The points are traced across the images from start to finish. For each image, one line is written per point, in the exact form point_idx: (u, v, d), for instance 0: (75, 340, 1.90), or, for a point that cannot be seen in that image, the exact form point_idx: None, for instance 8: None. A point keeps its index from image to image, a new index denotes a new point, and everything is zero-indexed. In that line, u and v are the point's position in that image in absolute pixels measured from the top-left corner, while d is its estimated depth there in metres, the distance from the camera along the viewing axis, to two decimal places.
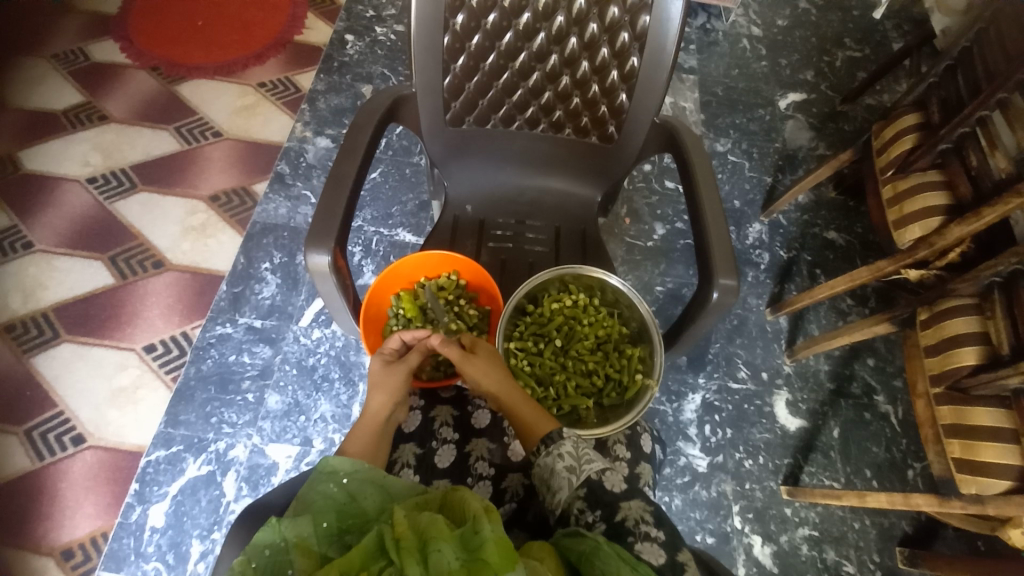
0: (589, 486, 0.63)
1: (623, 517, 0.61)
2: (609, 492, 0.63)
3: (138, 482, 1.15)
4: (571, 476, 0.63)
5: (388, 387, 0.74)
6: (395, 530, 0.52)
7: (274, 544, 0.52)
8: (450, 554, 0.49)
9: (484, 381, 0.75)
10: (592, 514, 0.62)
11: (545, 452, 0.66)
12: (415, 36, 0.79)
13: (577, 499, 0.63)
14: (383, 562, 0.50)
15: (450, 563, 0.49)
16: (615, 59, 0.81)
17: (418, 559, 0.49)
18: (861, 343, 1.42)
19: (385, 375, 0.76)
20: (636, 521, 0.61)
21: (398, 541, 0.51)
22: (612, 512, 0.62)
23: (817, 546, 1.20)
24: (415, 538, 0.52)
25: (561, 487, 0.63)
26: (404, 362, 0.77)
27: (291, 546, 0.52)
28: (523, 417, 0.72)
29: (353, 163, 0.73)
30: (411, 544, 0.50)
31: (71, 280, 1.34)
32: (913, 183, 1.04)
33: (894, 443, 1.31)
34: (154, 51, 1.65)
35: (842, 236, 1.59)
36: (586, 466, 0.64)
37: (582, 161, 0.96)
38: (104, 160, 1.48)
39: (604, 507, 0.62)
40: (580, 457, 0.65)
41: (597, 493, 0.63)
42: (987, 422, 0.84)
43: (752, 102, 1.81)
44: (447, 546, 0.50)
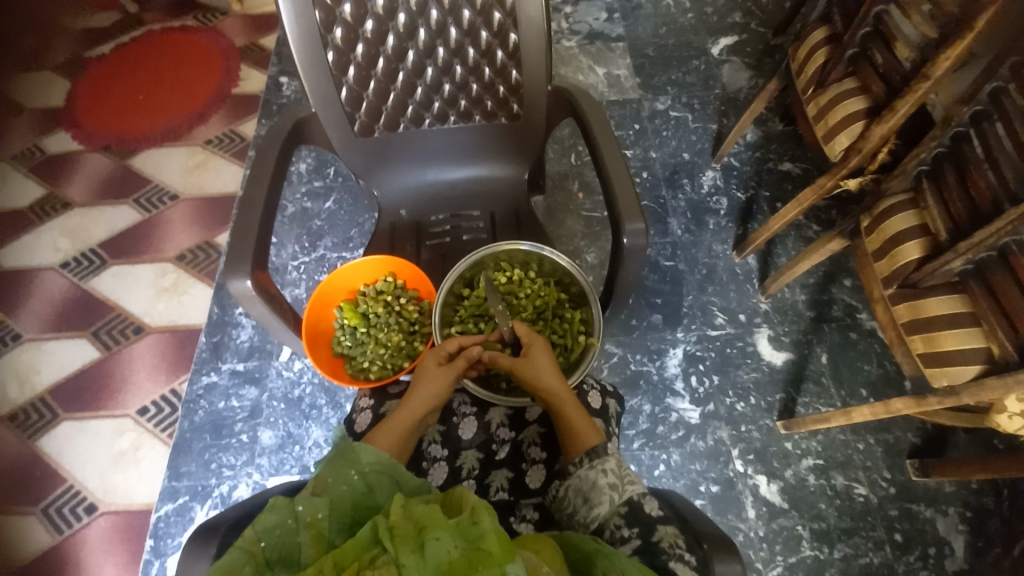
0: (629, 505, 0.63)
1: (659, 539, 0.58)
2: (648, 514, 0.62)
3: (151, 538, 1.19)
4: (613, 493, 0.64)
5: (430, 384, 0.73)
6: (390, 520, 0.53)
7: (285, 524, 0.54)
8: (449, 543, 0.51)
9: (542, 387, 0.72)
10: (628, 530, 0.61)
11: (587, 466, 0.68)
12: (300, 58, 0.82)
13: (615, 515, 0.63)
14: (377, 551, 0.50)
15: (449, 552, 0.50)
16: (497, 38, 0.83)
17: (415, 546, 0.50)
18: (834, 266, 1.40)
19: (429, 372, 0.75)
20: (671, 542, 0.58)
21: (392, 529, 0.51)
22: (649, 531, 0.60)
23: (824, 474, 1.18)
24: (412, 527, 0.52)
25: (601, 502, 0.64)
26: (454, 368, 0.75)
27: (303, 526, 0.54)
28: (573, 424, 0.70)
29: (262, 187, 0.76)
30: (406, 533, 0.51)
31: (60, 361, 1.39)
32: (832, 94, 1.04)
33: (885, 358, 1.29)
34: (103, 131, 1.72)
35: (798, 165, 1.58)
36: (628, 486, 0.65)
37: (499, 144, 0.98)
38: (73, 243, 1.55)
39: (642, 525, 0.61)
40: (623, 477, 0.66)
41: (638, 512, 0.62)
42: (944, 311, 0.83)
43: (685, 56, 1.82)
44: (445, 536, 0.52)
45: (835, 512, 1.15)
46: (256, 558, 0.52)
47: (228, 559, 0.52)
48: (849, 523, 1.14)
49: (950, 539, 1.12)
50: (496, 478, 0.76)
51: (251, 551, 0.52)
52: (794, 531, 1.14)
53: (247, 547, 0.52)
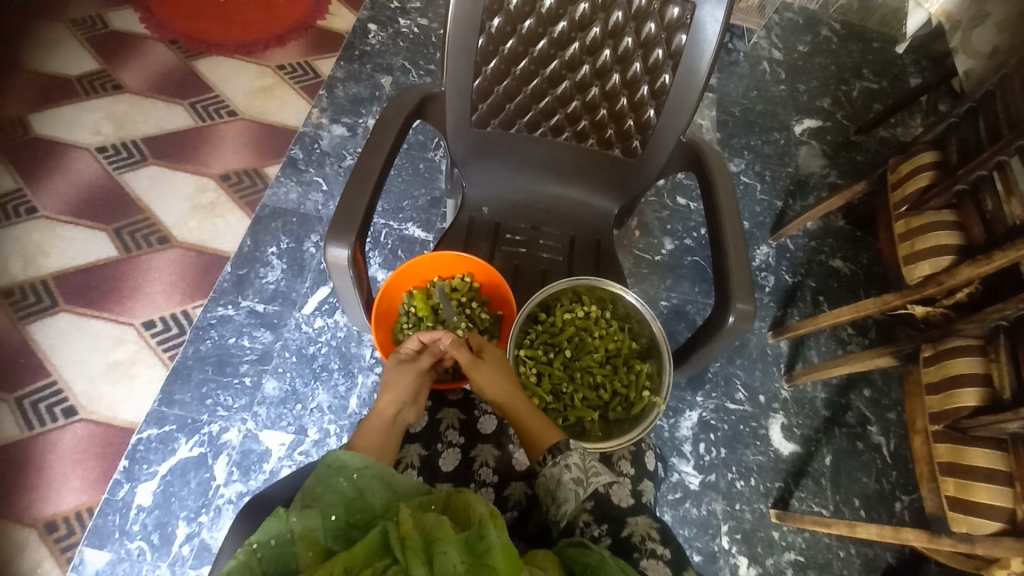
0: (596, 500, 0.66)
1: (629, 534, 0.64)
2: (616, 506, 0.66)
3: (127, 459, 1.14)
4: (578, 489, 0.65)
5: (398, 385, 0.77)
6: (400, 529, 0.53)
7: (280, 535, 0.54)
8: (456, 557, 0.51)
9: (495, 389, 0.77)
10: (598, 528, 0.64)
11: (551, 463, 0.68)
12: (449, 35, 0.78)
13: (584, 512, 0.65)
14: (387, 561, 0.51)
15: (456, 565, 0.50)
16: (647, 74, 0.81)
17: (424, 560, 0.50)
18: (858, 373, 1.42)
19: (398, 374, 0.79)
20: (642, 537, 0.63)
21: (404, 539, 0.51)
22: (618, 526, 0.64)
23: (802, 571, 1.21)
24: (421, 538, 0.52)
25: (568, 500, 0.65)
26: (416, 364, 0.80)
27: (297, 537, 0.54)
28: (529, 428, 0.74)
29: (379, 158, 0.72)
30: (417, 544, 0.51)
31: (73, 249, 1.32)
32: (927, 221, 1.05)
33: (884, 475, 1.32)
34: (174, 24, 1.63)
35: (848, 265, 1.60)
36: (593, 479, 0.66)
37: (605, 173, 0.95)
38: (116, 130, 1.47)
39: (611, 521, 0.65)
40: (588, 470, 0.67)
41: (604, 508, 0.65)
42: (984, 464, 0.85)
43: (768, 125, 1.82)
44: (452, 549, 0.51)
45: None
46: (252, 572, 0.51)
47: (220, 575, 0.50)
48: None
49: None
50: None
51: (247, 564, 0.51)
52: None
53: (241, 559, 0.51)
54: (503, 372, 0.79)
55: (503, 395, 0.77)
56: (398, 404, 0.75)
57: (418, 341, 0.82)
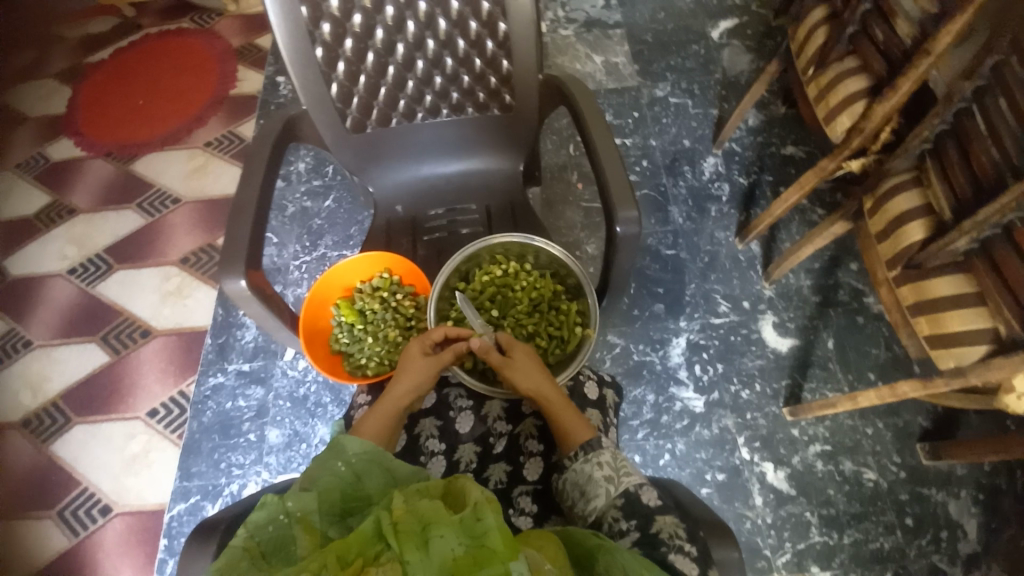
0: (625, 497, 0.63)
1: (658, 530, 0.60)
2: (645, 504, 0.62)
3: (165, 537, 1.21)
4: (609, 485, 0.65)
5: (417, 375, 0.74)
6: (393, 514, 0.54)
7: (277, 520, 0.56)
8: (453, 540, 0.53)
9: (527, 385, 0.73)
10: (626, 523, 0.61)
11: (582, 459, 0.68)
12: (288, 55, 0.81)
13: (612, 508, 0.63)
14: (382, 547, 0.53)
15: (453, 549, 0.52)
16: (487, 28, 0.82)
17: (420, 542, 0.52)
18: (839, 249, 1.38)
19: (418, 362, 0.76)
20: (670, 533, 0.59)
21: (397, 525, 0.53)
22: (647, 522, 0.61)
23: (832, 460, 1.17)
24: (418, 523, 0.54)
25: (598, 495, 0.65)
26: (441, 358, 0.76)
27: (295, 520, 0.56)
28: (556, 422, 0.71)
29: (255, 188, 0.76)
30: (411, 529, 0.53)
31: (71, 366, 1.42)
32: (834, 74, 1.02)
33: (894, 341, 1.27)
34: (105, 138, 1.73)
35: (801, 148, 1.55)
36: (624, 477, 0.65)
37: (492, 136, 0.97)
38: (79, 250, 1.57)
39: (640, 517, 0.61)
40: (619, 469, 0.66)
41: (635, 504, 0.62)
42: (947, 292, 0.81)
43: (684, 40, 1.79)
44: (449, 532, 0.53)
45: (844, 498, 1.14)
46: (251, 552, 0.55)
47: (224, 557, 0.54)
48: (859, 508, 1.13)
49: (963, 522, 1.11)
50: (495, 472, 0.75)
51: (245, 547, 0.55)
52: (803, 517, 1.13)
53: (241, 545, 0.55)
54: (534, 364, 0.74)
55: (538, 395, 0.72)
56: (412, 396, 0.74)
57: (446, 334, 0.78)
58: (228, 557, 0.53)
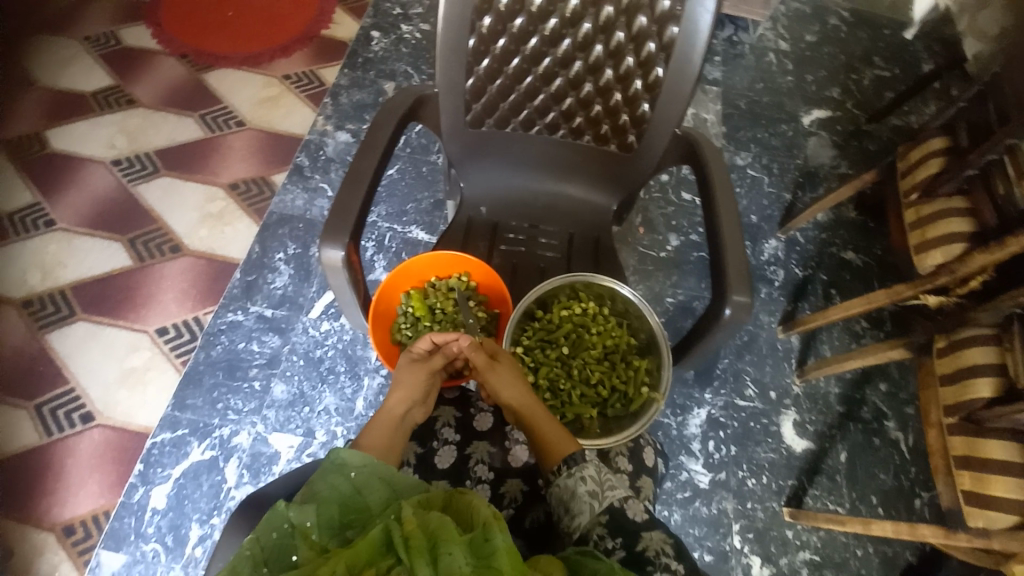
0: (611, 513, 0.62)
1: (644, 548, 0.59)
2: (631, 520, 0.62)
3: (142, 463, 1.17)
4: (593, 501, 0.63)
5: (409, 385, 0.77)
6: (403, 527, 0.53)
7: (281, 527, 0.55)
8: (461, 559, 0.51)
9: (510, 392, 0.76)
10: (613, 541, 0.60)
11: (566, 473, 0.67)
12: (440, 36, 0.79)
13: (598, 525, 0.62)
14: (391, 560, 0.50)
15: (461, 567, 0.50)
16: (640, 68, 0.81)
17: (429, 560, 0.50)
18: (873, 367, 1.38)
19: (408, 373, 0.79)
20: (657, 551, 0.59)
21: (408, 539, 0.51)
22: (634, 540, 0.60)
23: (817, 571, 1.18)
24: (426, 538, 0.52)
25: (582, 512, 0.63)
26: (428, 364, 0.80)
27: (297, 532, 0.54)
28: (544, 435, 0.73)
29: (372, 159, 0.73)
30: (421, 544, 0.51)
31: (90, 260, 1.37)
32: (938, 208, 1.02)
33: (903, 471, 1.28)
34: (184, 39, 1.68)
35: (860, 257, 1.56)
36: (608, 492, 0.64)
37: (601, 170, 0.95)
38: (129, 144, 1.51)
39: (626, 535, 0.61)
40: (603, 483, 0.65)
41: (620, 520, 0.62)
42: (999, 456, 0.82)
43: (775, 117, 1.79)
44: (458, 550, 0.51)
45: None
46: (253, 559, 0.53)
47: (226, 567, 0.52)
48: None
49: None
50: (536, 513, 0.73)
51: (251, 556, 0.53)
52: None
53: (244, 555, 0.53)
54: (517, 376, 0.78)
55: (519, 403, 0.76)
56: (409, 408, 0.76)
57: (432, 341, 0.83)
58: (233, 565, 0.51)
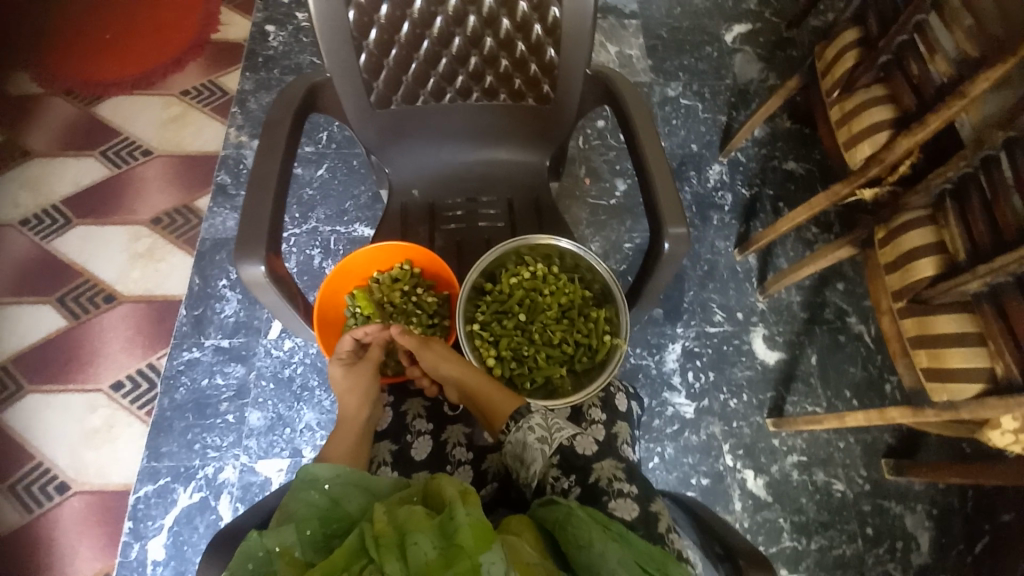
0: (561, 453, 0.67)
1: (596, 478, 0.65)
2: (580, 455, 0.67)
3: (130, 519, 1.13)
4: (544, 447, 0.67)
5: (357, 389, 0.76)
6: (374, 527, 0.51)
7: (256, 557, 0.52)
8: (428, 544, 0.49)
9: (449, 367, 0.76)
10: (568, 480, 0.66)
11: (515, 428, 0.70)
12: (317, 16, 0.74)
13: (552, 467, 0.67)
14: (363, 561, 0.49)
15: (428, 554, 0.49)
16: (535, 12, 0.77)
17: (397, 552, 0.49)
18: (829, 269, 1.43)
19: (352, 377, 0.77)
20: (608, 479, 0.65)
21: (377, 538, 0.50)
22: (585, 474, 0.66)
23: (807, 470, 1.24)
24: (395, 533, 0.51)
25: (535, 459, 0.67)
26: (365, 362, 0.79)
27: (274, 556, 0.51)
28: (489, 399, 0.74)
29: (275, 161, 0.69)
30: (390, 540, 0.50)
31: (21, 329, 1.28)
32: (860, 101, 1.03)
33: (870, 361, 1.34)
34: (64, 73, 1.54)
35: (801, 165, 1.58)
36: (556, 435, 0.69)
37: (526, 128, 0.92)
38: (32, 198, 1.40)
39: (578, 470, 0.66)
40: (551, 428, 0.69)
41: (571, 458, 0.67)
42: (952, 329, 0.85)
43: (697, 41, 1.77)
44: (424, 538, 0.50)
45: (814, 506, 1.21)
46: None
47: None
48: (826, 517, 1.21)
49: (917, 534, 1.21)
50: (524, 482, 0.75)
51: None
52: (776, 522, 1.20)
53: None
54: (451, 349, 0.78)
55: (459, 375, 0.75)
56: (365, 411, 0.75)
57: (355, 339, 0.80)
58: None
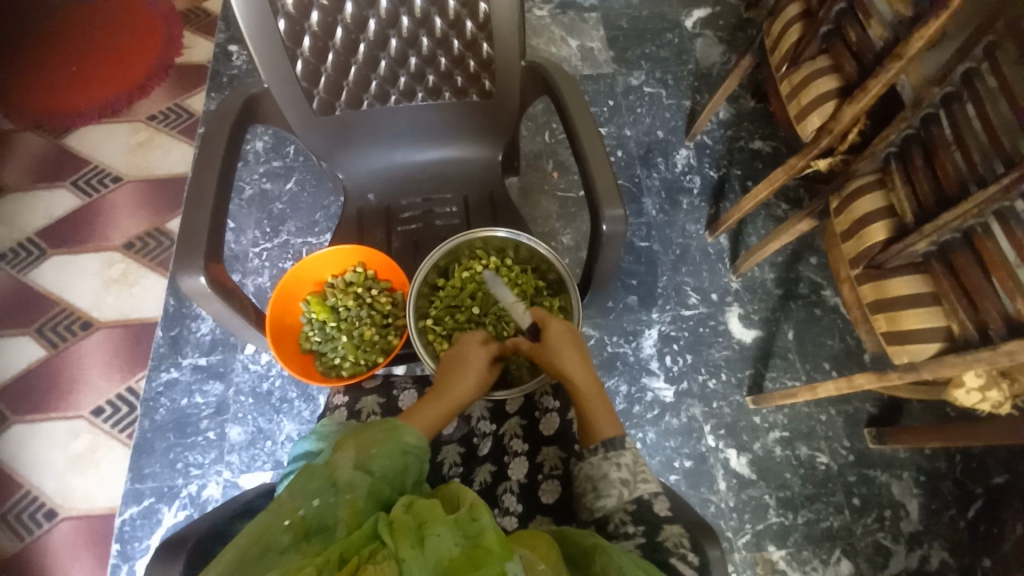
0: (637, 503, 0.62)
1: (664, 539, 0.59)
2: (656, 512, 0.61)
3: (117, 542, 1.14)
4: (623, 488, 0.64)
5: (469, 365, 0.72)
6: (392, 515, 0.52)
7: (323, 497, 0.54)
8: (449, 539, 0.49)
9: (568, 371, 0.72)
10: (633, 527, 0.61)
11: (602, 456, 0.66)
12: (246, 27, 0.75)
13: (622, 510, 0.63)
14: (375, 545, 0.49)
15: (449, 548, 0.48)
16: (466, 8, 0.78)
17: (415, 540, 0.48)
18: (801, 244, 1.43)
19: (467, 353, 0.74)
20: (675, 543, 0.58)
21: (393, 522, 0.50)
22: (654, 531, 0.60)
23: (789, 445, 1.23)
24: (413, 522, 0.51)
25: (609, 495, 0.64)
26: (481, 348, 0.75)
27: (341, 501, 0.54)
28: (588, 413, 0.70)
29: (213, 173, 0.69)
30: (407, 528, 0.50)
31: (0, 362, 1.29)
32: (806, 73, 1.04)
33: (847, 332, 1.34)
34: (31, 108, 1.56)
35: (768, 143, 1.59)
36: (640, 483, 0.64)
37: (473, 123, 0.93)
38: (6, 232, 1.42)
39: (648, 524, 0.61)
40: (636, 473, 0.65)
41: (644, 510, 0.62)
42: (906, 291, 0.85)
43: (658, 29, 1.78)
44: (445, 530, 0.50)
45: (799, 480, 1.21)
46: (255, 545, 0.50)
47: (262, 520, 0.52)
48: (812, 490, 1.20)
49: (905, 502, 1.20)
50: (479, 473, 0.75)
51: (252, 537, 0.50)
52: (761, 499, 1.20)
53: (286, 511, 0.52)
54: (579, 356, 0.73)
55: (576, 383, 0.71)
56: (472, 390, 0.71)
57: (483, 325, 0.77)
58: (267, 519, 0.51)
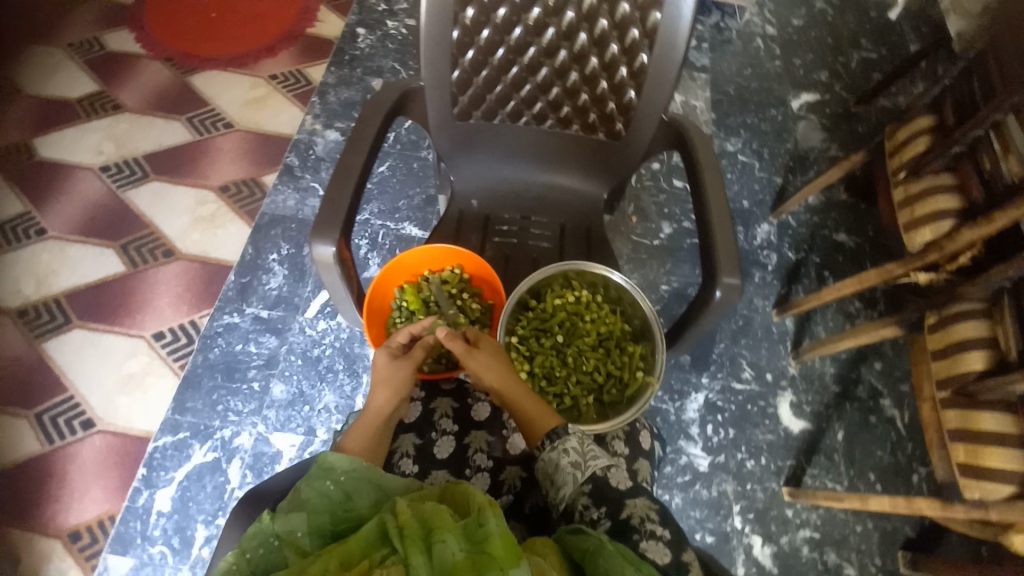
0: (594, 483, 0.64)
1: (629, 515, 0.62)
2: (614, 489, 0.64)
3: (145, 467, 1.17)
4: (576, 473, 0.65)
5: (392, 381, 0.76)
6: (398, 518, 0.51)
7: (268, 540, 0.52)
8: (455, 545, 0.49)
9: (488, 375, 0.77)
10: (597, 511, 0.63)
11: (550, 447, 0.68)
12: (424, 29, 0.79)
13: (581, 495, 0.64)
14: (385, 551, 0.49)
15: (455, 554, 0.48)
16: (625, 55, 0.81)
17: (422, 547, 0.48)
18: (868, 346, 1.40)
19: (393, 369, 0.77)
20: (641, 518, 0.62)
21: (402, 529, 0.49)
22: (618, 509, 0.63)
23: (817, 548, 1.19)
24: (419, 526, 0.50)
25: (566, 483, 0.65)
26: (409, 357, 0.79)
27: (284, 543, 0.52)
28: (525, 413, 0.74)
29: (360, 155, 0.74)
30: (415, 533, 0.49)
31: (83, 267, 1.36)
32: (926, 186, 1.04)
33: (899, 447, 1.30)
34: (167, 42, 1.66)
35: (853, 238, 1.57)
36: (591, 463, 0.65)
37: (590, 157, 0.95)
38: (117, 150, 1.51)
39: (610, 503, 0.63)
40: (586, 453, 0.66)
41: (605, 491, 0.64)
42: (992, 427, 0.83)
43: (764, 102, 1.79)
44: (451, 537, 0.49)
45: None
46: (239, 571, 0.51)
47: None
48: None
49: None
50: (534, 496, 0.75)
51: (232, 564, 0.51)
52: None
53: (230, 561, 0.51)
54: (496, 358, 0.78)
55: (497, 385, 0.76)
56: (394, 401, 0.74)
57: (410, 335, 0.83)
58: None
